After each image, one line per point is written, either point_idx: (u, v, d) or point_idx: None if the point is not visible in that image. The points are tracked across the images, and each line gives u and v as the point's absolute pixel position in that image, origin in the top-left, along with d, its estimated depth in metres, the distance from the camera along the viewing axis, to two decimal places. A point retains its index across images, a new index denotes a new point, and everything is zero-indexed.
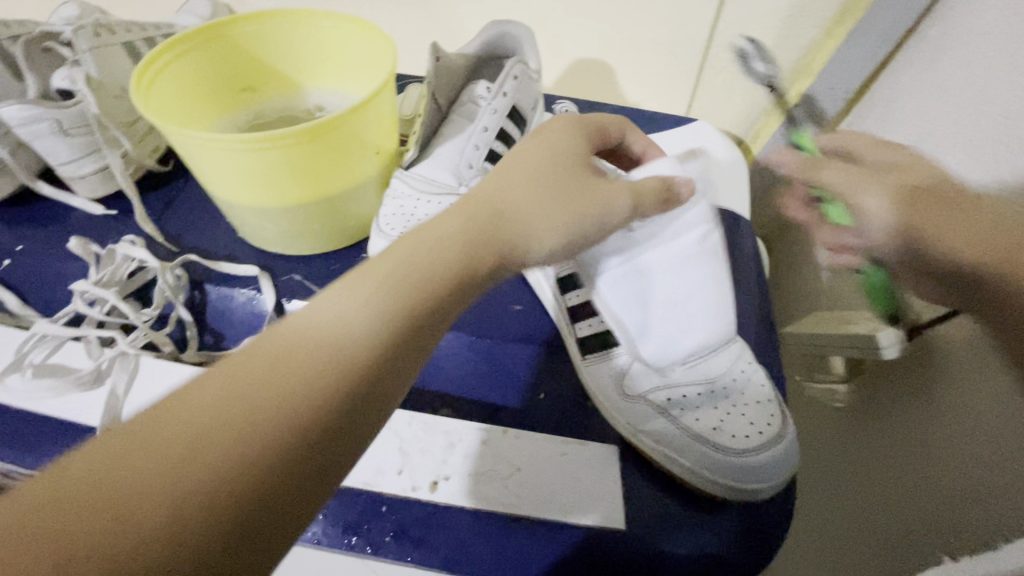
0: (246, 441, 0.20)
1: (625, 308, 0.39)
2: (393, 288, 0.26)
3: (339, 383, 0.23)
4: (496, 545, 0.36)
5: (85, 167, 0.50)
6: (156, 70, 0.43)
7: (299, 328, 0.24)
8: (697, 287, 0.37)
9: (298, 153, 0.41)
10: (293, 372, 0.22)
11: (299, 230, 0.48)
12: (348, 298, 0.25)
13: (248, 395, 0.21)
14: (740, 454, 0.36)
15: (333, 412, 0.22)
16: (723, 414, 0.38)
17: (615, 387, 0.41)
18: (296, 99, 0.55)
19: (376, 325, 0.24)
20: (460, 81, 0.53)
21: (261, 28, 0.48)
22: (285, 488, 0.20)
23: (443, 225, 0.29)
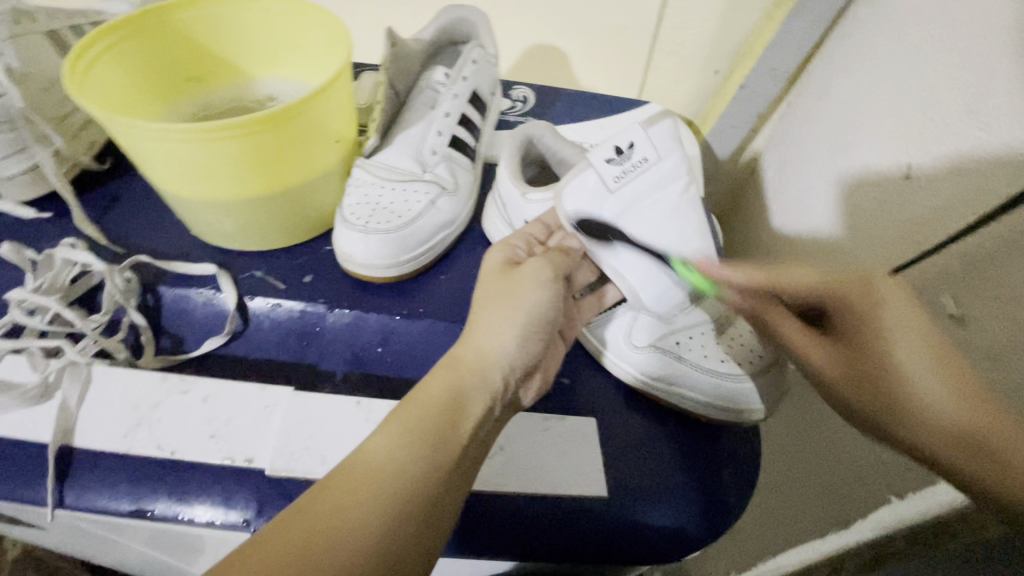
0: (395, 476, 0.27)
1: (621, 264, 0.41)
2: (490, 361, 0.34)
3: (447, 430, 0.30)
4: (484, 524, 0.36)
5: (12, 168, 0.46)
6: (92, 57, 0.40)
7: (435, 394, 0.31)
8: (677, 237, 0.38)
9: (257, 142, 0.39)
10: (416, 429, 0.29)
11: (260, 224, 0.46)
12: (466, 373, 0.33)
13: (393, 448, 0.28)
14: (746, 379, 0.41)
15: (445, 453, 0.29)
16: (722, 349, 0.43)
17: (624, 339, 0.43)
18: (245, 89, 0.53)
19: (464, 397, 0.32)
20: (417, 67, 0.53)
21: (204, 14, 0.46)
22: (431, 505, 0.27)
23: (522, 295, 0.36)
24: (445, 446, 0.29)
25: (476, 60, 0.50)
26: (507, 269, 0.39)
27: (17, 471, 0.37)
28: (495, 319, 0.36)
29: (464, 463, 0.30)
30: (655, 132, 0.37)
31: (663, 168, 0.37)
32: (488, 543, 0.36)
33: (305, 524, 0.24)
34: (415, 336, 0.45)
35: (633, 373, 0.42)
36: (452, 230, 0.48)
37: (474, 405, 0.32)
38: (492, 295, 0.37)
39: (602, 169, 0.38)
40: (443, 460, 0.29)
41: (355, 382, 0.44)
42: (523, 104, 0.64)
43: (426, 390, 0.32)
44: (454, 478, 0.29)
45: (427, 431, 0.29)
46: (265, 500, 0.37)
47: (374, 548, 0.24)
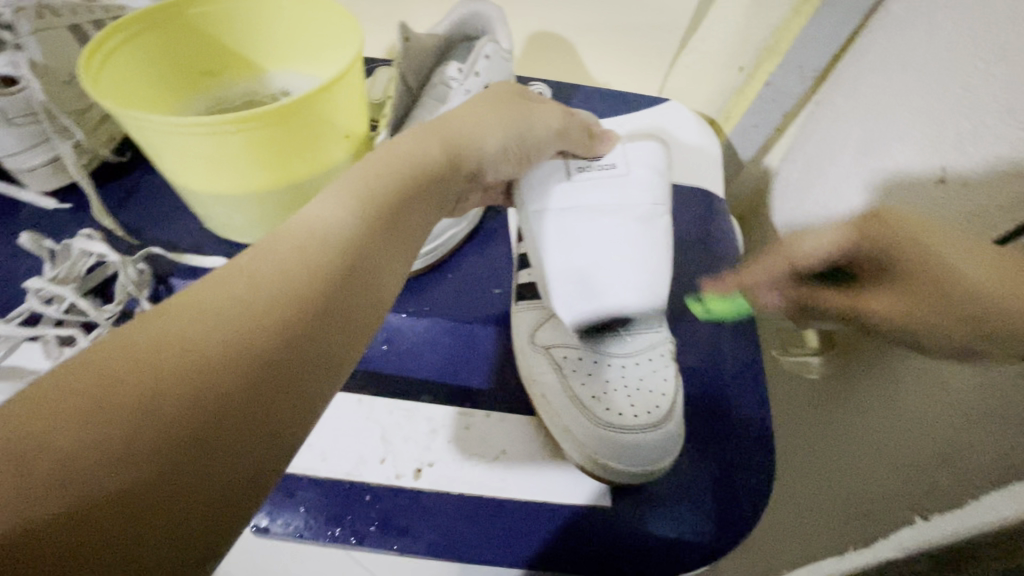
0: (275, 288, 0.22)
1: (548, 248, 0.38)
2: (356, 214, 0.26)
3: (349, 241, 0.24)
4: (484, 529, 0.35)
5: (35, 159, 0.48)
6: (108, 50, 0.41)
7: (276, 242, 0.23)
8: (615, 250, 0.38)
9: (265, 137, 0.39)
10: (304, 243, 0.24)
11: (269, 218, 0.46)
12: (322, 221, 0.25)
13: (199, 307, 0.20)
14: (634, 434, 0.35)
15: (345, 263, 0.24)
16: (630, 391, 0.37)
17: (527, 334, 0.41)
18: (259, 84, 0.53)
19: (311, 251, 0.23)
20: (429, 62, 0.52)
21: (219, 9, 0.46)
22: (304, 342, 0.21)
23: (394, 150, 0.30)
24: (343, 258, 0.24)
25: (489, 54, 0.49)
26: (518, 96, 0.37)
27: None
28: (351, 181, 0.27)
29: (376, 273, 0.25)
30: (631, 152, 0.40)
31: (631, 180, 0.39)
32: (486, 549, 0.35)
33: (148, 341, 0.19)
34: (421, 334, 0.44)
35: (523, 368, 0.40)
36: (462, 227, 0.47)
37: (369, 236, 0.25)
38: (499, 103, 0.35)
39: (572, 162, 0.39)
40: (342, 274, 0.24)
41: (359, 379, 0.43)
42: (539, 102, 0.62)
43: (317, 203, 0.25)
44: (360, 291, 0.24)
45: (249, 286, 0.21)
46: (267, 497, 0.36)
47: (253, 360, 0.20)
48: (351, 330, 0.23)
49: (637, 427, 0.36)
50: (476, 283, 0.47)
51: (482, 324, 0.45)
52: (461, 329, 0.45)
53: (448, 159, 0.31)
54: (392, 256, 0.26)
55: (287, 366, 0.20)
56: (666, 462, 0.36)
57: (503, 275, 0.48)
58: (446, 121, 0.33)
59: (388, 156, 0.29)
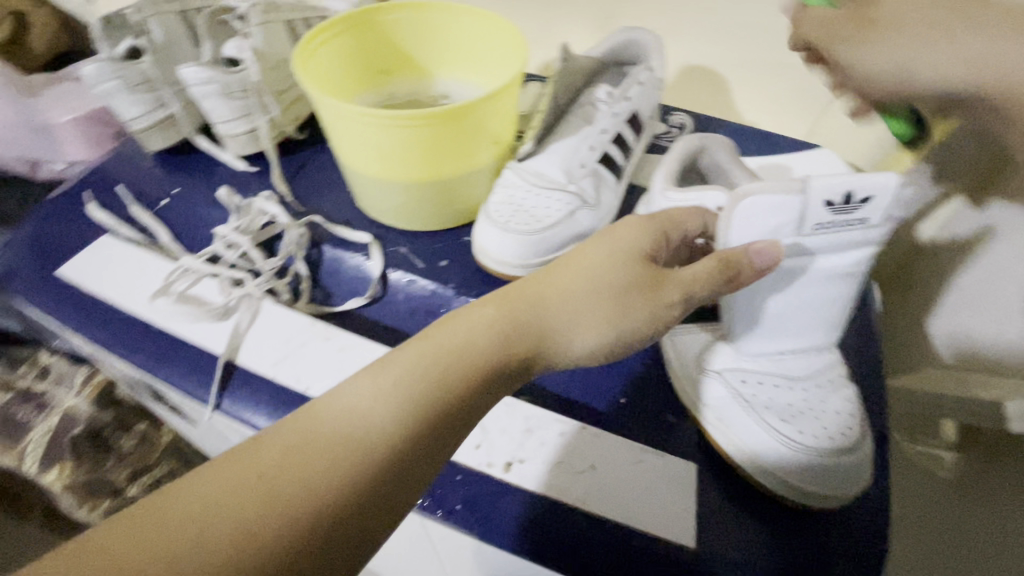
0: (306, 487, 0.24)
1: (746, 304, 0.36)
2: (406, 392, 0.28)
3: (388, 438, 0.26)
4: (558, 534, 0.36)
5: (239, 127, 0.57)
6: (317, 43, 0.48)
7: (330, 415, 0.27)
8: (819, 303, 0.35)
9: (429, 133, 0.44)
10: (336, 442, 0.26)
11: (412, 206, 0.51)
12: (371, 398, 0.27)
13: (248, 473, 0.24)
14: (839, 457, 0.33)
15: (381, 462, 0.26)
16: (816, 412, 0.35)
17: (694, 359, 0.39)
18: (425, 86, 0.59)
19: (357, 437, 0.26)
20: (581, 82, 0.54)
21: (408, 17, 0.53)
22: (333, 527, 0.24)
23: (479, 314, 0.31)
24: (377, 457, 0.26)
25: (643, 81, 0.51)
26: (654, 273, 0.32)
27: (191, 368, 0.45)
28: (416, 358, 0.29)
29: (415, 468, 0.27)
30: (879, 195, 0.31)
31: (864, 234, 0.32)
32: (557, 558, 0.35)
33: (198, 513, 0.23)
34: None
35: (693, 396, 0.38)
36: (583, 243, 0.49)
37: (422, 419, 0.27)
38: (616, 284, 0.32)
39: (813, 210, 0.31)
40: (375, 474, 0.26)
41: None
42: (680, 131, 0.61)
43: (353, 393, 0.28)
44: (391, 490, 0.26)
45: (293, 462, 0.25)
46: None
47: (281, 555, 0.23)
48: (376, 524, 0.25)
49: (841, 455, 0.33)
50: None
51: None
52: None
53: (533, 339, 0.31)
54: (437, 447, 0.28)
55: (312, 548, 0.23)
56: (857, 489, 0.33)
57: None
58: (541, 302, 0.32)
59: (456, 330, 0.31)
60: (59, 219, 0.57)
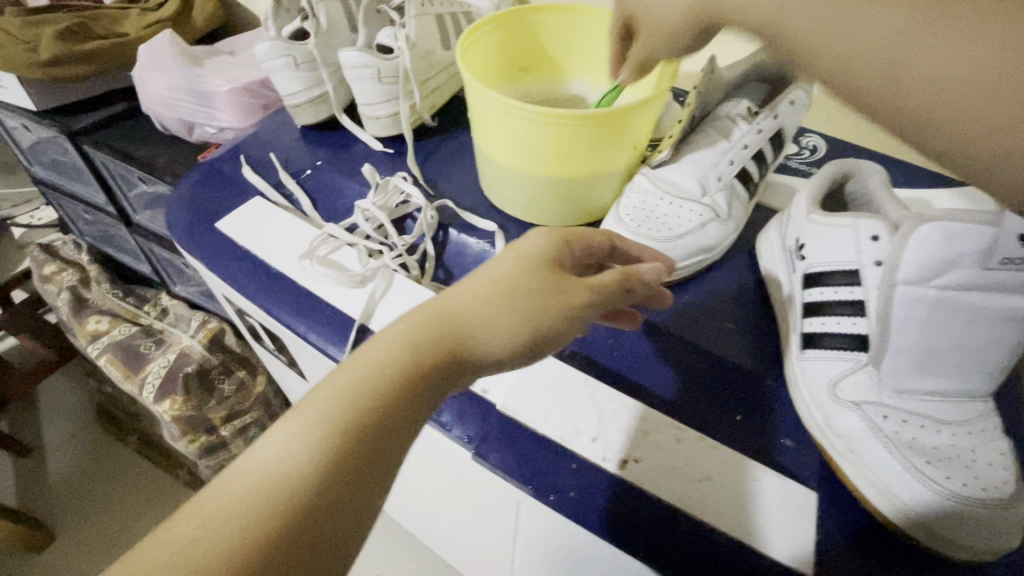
0: (237, 540, 0.24)
1: (903, 335, 0.35)
2: (329, 421, 0.27)
3: (331, 450, 0.26)
4: (668, 535, 0.37)
5: (383, 111, 0.62)
6: (476, 39, 0.51)
7: (249, 468, 0.26)
8: (985, 343, 0.34)
9: (577, 133, 0.45)
10: (257, 490, 0.25)
11: (542, 200, 0.53)
12: (290, 439, 0.27)
13: (174, 553, 0.23)
14: (988, 509, 0.32)
15: (333, 467, 0.26)
16: (963, 459, 0.34)
17: (826, 386, 0.38)
18: (560, 85, 0.60)
19: (285, 475, 0.26)
20: (721, 94, 0.54)
21: (558, 19, 0.55)
22: (280, 559, 0.24)
23: (390, 337, 0.31)
24: (315, 480, 0.26)
25: (792, 100, 0.50)
26: (547, 270, 0.34)
27: (330, 327, 0.49)
28: (337, 392, 0.28)
29: (371, 463, 0.27)
30: None
31: None
32: (665, 559, 0.36)
33: None
34: (647, 341, 0.46)
35: (822, 423, 0.38)
36: (710, 256, 0.49)
37: (354, 440, 0.27)
38: (489, 293, 0.33)
39: (1008, 242, 0.31)
40: (328, 477, 0.26)
41: (580, 361, 0.46)
42: (813, 153, 0.59)
43: (271, 441, 0.27)
44: (356, 488, 0.27)
45: (219, 521, 0.24)
46: (488, 431, 0.42)
47: None
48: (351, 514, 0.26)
49: (993, 508, 0.32)
50: (709, 315, 0.48)
51: (706, 351, 0.46)
52: (687, 351, 0.46)
53: (454, 351, 0.31)
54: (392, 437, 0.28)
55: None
56: (1011, 544, 0.32)
57: (740, 313, 0.48)
58: (455, 320, 0.32)
59: (370, 354, 0.30)
60: (218, 178, 0.64)
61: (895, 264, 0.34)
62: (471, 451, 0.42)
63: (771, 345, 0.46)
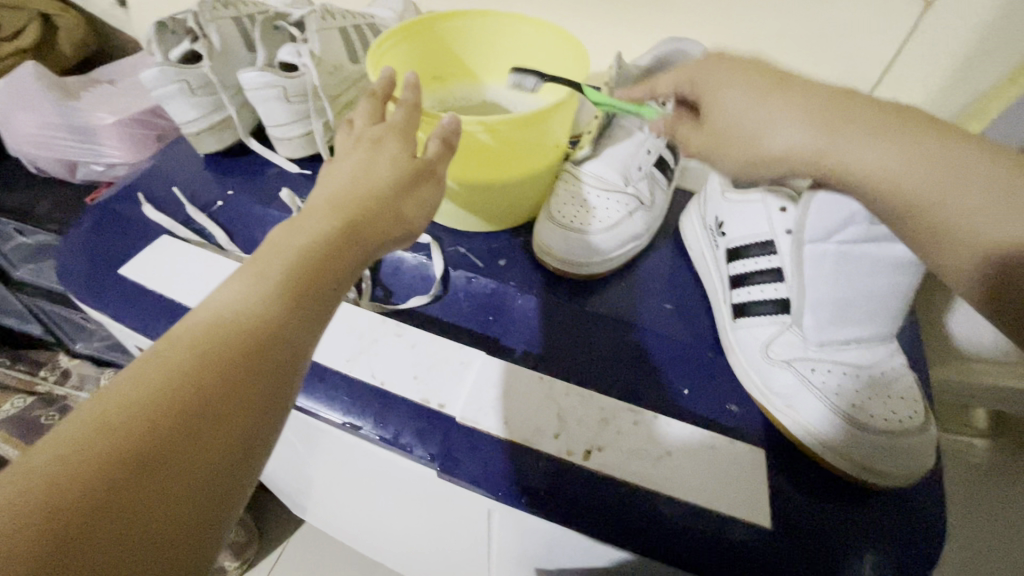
0: (218, 355, 0.25)
1: (810, 284, 0.39)
2: (286, 266, 0.30)
3: (162, 405, 0.23)
4: (641, 518, 0.38)
5: (294, 131, 0.59)
6: (385, 51, 0.50)
7: (215, 306, 0.27)
8: (886, 287, 0.37)
9: (500, 137, 0.45)
10: (224, 319, 0.27)
11: (474, 206, 0.53)
12: (248, 281, 0.29)
13: (154, 366, 0.24)
14: (902, 438, 0.36)
15: (206, 382, 0.24)
16: (876, 397, 0.38)
17: (759, 348, 0.41)
18: (477, 91, 0.61)
19: (255, 302, 0.28)
20: (630, 89, 0.56)
21: (466, 26, 0.55)
22: (256, 367, 0.26)
23: (318, 216, 0.34)
24: (283, 309, 0.28)
25: None
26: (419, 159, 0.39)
27: None
28: (284, 250, 0.31)
29: (255, 374, 0.26)
30: None
31: None
32: (639, 541, 0.37)
33: (95, 421, 0.22)
34: (593, 332, 0.48)
35: (759, 383, 0.41)
36: (640, 242, 0.52)
37: (309, 279, 0.30)
38: (319, 252, 0.31)
39: None
40: (164, 432, 0.22)
41: (533, 361, 0.46)
42: None
43: (228, 288, 0.29)
44: (285, 352, 0.27)
45: (198, 342, 0.26)
46: (451, 445, 0.41)
47: (199, 403, 0.24)
48: (208, 459, 0.23)
49: (905, 435, 0.36)
50: (647, 298, 0.50)
51: (648, 333, 0.47)
52: (630, 335, 0.48)
53: (368, 219, 0.35)
54: (247, 381, 0.25)
55: (236, 388, 0.25)
56: (924, 466, 0.36)
57: (675, 293, 0.51)
58: (367, 198, 0.36)
59: (203, 324, 0.27)
60: (114, 220, 0.58)
61: (801, 227, 0.38)
62: (435, 469, 0.41)
63: (706, 319, 0.49)
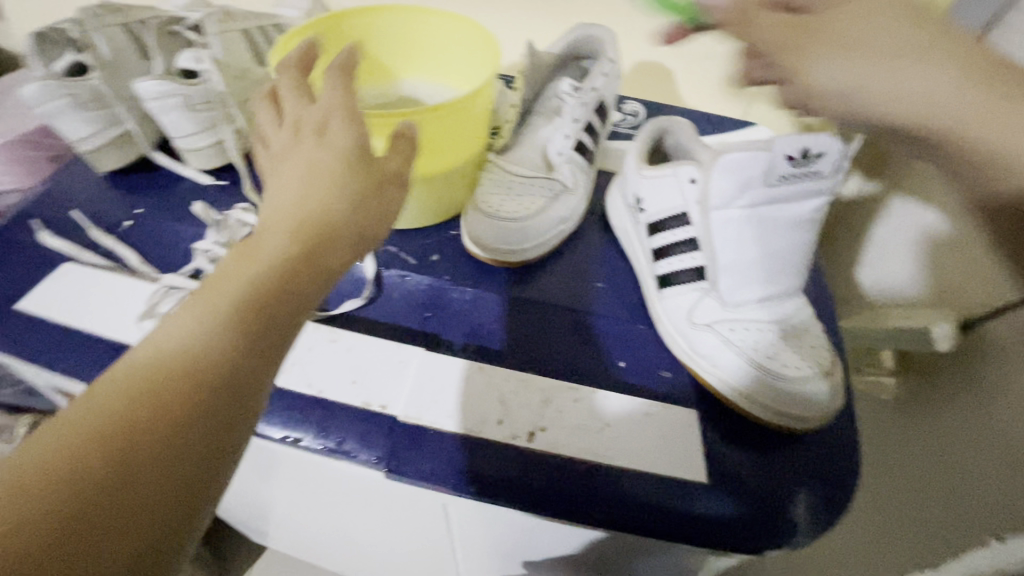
0: (155, 408, 0.21)
1: (721, 247, 0.41)
2: (238, 296, 0.26)
3: (83, 473, 0.19)
4: (587, 491, 0.39)
5: (202, 141, 0.56)
6: (290, 51, 0.48)
7: (160, 343, 0.24)
8: (787, 245, 0.41)
9: (417, 131, 0.45)
10: (167, 361, 0.23)
11: (400, 203, 0.52)
12: (194, 314, 0.25)
13: (75, 420, 0.20)
14: (813, 382, 0.39)
15: (142, 443, 0.20)
16: (788, 348, 0.41)
17: (683, 315, 0.44)
18: (393, 87, 0.60)
19: (201, 342, 0.24)
20: (546, 76, 0.57)
21: (375, 21, 0.54)
22: (197, 423, 0.22)
23: (270, 229, 0.30)
24: (234, 354, 0.24)
25: (606, 72, 0.54)
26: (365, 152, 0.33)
27: None
28: (237, 273, 0.27)
29: (194, 434, 0.22)
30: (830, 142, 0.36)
31: (821, 183, 0.38)
32: (585, 513, 0.38)
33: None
34: (528, 317, 0.48)
35: (686, 348, 0.43)
36: (568, 226, 0.53)
37: (261, 314, 0.26)
38: (274, 277, 0.27)
39: (778, 163, 0.36)
40: (102, 449, 0.20)
41: (473, 352, 0.46)
42: (636, 118, 0.66)
43: (174, 322, 0.24)
44: (229, 405, 0.23)
45: (135, 390, 0.22)
46: (396, 444, 0.41)
47: (128, 470, 0.20)
48: (160, 469, 0.20)
49: (815, 380, 0.39)
50: (579, 279, 0.52)
51: (581, 313, 0.49)
52: (563, 315, 0.49)
53: (327, 233, 0.30)
54: (193, 380, 0.23)
55: (171, 454, 0.21)
56: (832, 406, 0.39)
57: (605, 271, 0.52)
58: (320, 204, 0.31)
59: (140, 366, 0.23)
60: (5, 251, 0.53)
61: (707, 196, 0.40)
62: (382, 471, 0.40)
63: (636, 294, 0.51)
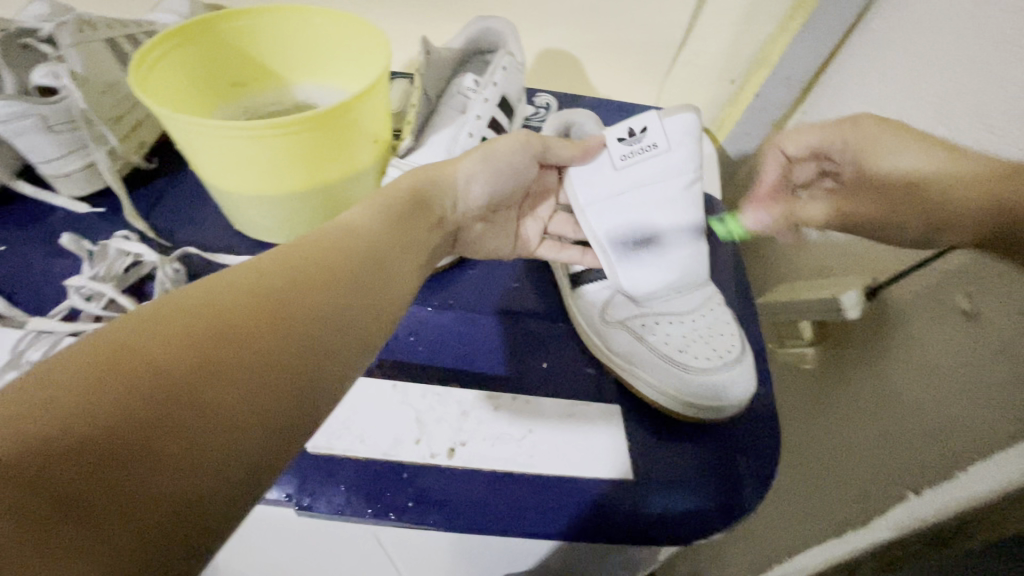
0: (284, 321, 0.24)
1: (603, 235, 0.43)
2: (336, 249, 0.29)
3: (232, 353, 0.21)
4: (511, 501, 0.38)
5: (71, 164, 0.50)
6: (152, 61, 0.44)
7: (279, 261, 0.27)
8: (669, 225, 0.42)
9: (301, 140, 0.42)
10: (291, 278, 0.26)
11: (299, 219, 0.49)
12: (305, 250, 0.28)
13: (220, 305, 0.23)
14: (723, 371, 0.40)
15: (276, 347, 0.23)
16: (695, 338, 0.42)
17: (597, 313, 0.44)
18: (285, 93, 0.56)
19: (317, 275, 0.27)
20: (447, 73, 0.55)
21: (254, 23, 0.50)
22: (317, 348, 0.24)
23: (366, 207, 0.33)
24: (341, 296, 0.27)
25: (506, 66, 0.53)
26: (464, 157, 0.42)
27: None
28: (328, 235, 0.30)
29: (314, 356, 0.24)
30: (671, 123, 0.39)
31: (673, 158, 0.40)
32: (512, 523, 0.37)
33: (155, 355, 0.20)
34: (444, 326, 0.46)
35: (602, 347, 0.43)
36: None
37: (358, 269, 0.29)
38: (361, 242, 0.30)
39: (612, 147, 0.40)
40: (137, 427, 0.18)
41: (389, 369, 0.44)
42: (546, 111, 0.65)
43: (287, 251, 0.28)
44: (340, 336, 0.26)
45: (265, 297, 0.24)
46: (306, 477, 0.38)
47: (263, 369, 0.22)
48: (235, 431, 0.20)
49: (724, 367, 0.40)
50: (497, 281, 0.50)
51: (500, 316, 0.47)
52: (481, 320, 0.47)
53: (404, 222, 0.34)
54: (239, 384, 0.21)
55: (296, 364, 0.23)
56: (746, 393, 0.40)
57: (522, 270, 0.51)
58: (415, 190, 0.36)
59: (265, 275, 0.25)
60: None
61: (575, 194, 0.43)
62: (294, 509, 0.37)
63: (555, 291, 0.50)
